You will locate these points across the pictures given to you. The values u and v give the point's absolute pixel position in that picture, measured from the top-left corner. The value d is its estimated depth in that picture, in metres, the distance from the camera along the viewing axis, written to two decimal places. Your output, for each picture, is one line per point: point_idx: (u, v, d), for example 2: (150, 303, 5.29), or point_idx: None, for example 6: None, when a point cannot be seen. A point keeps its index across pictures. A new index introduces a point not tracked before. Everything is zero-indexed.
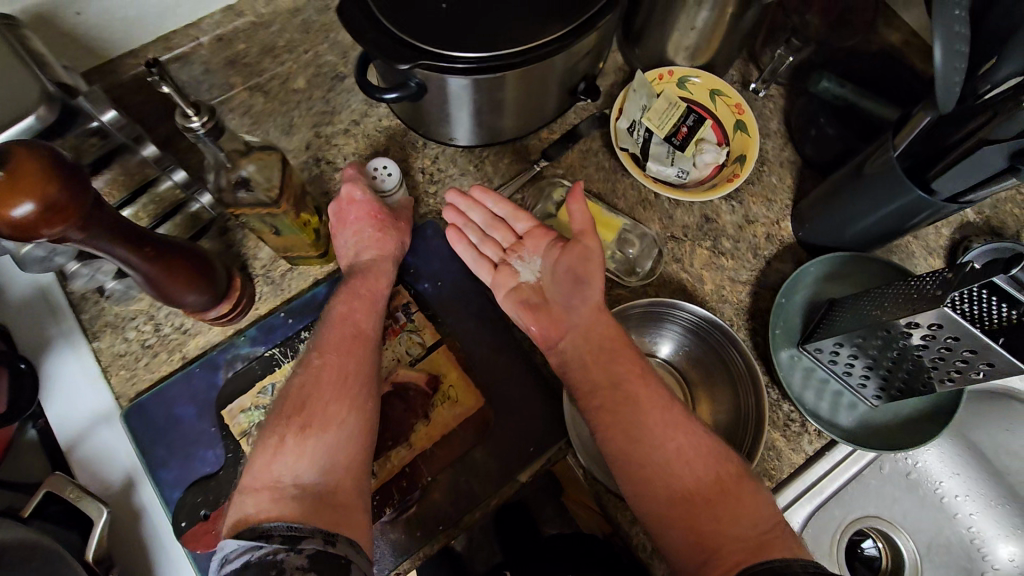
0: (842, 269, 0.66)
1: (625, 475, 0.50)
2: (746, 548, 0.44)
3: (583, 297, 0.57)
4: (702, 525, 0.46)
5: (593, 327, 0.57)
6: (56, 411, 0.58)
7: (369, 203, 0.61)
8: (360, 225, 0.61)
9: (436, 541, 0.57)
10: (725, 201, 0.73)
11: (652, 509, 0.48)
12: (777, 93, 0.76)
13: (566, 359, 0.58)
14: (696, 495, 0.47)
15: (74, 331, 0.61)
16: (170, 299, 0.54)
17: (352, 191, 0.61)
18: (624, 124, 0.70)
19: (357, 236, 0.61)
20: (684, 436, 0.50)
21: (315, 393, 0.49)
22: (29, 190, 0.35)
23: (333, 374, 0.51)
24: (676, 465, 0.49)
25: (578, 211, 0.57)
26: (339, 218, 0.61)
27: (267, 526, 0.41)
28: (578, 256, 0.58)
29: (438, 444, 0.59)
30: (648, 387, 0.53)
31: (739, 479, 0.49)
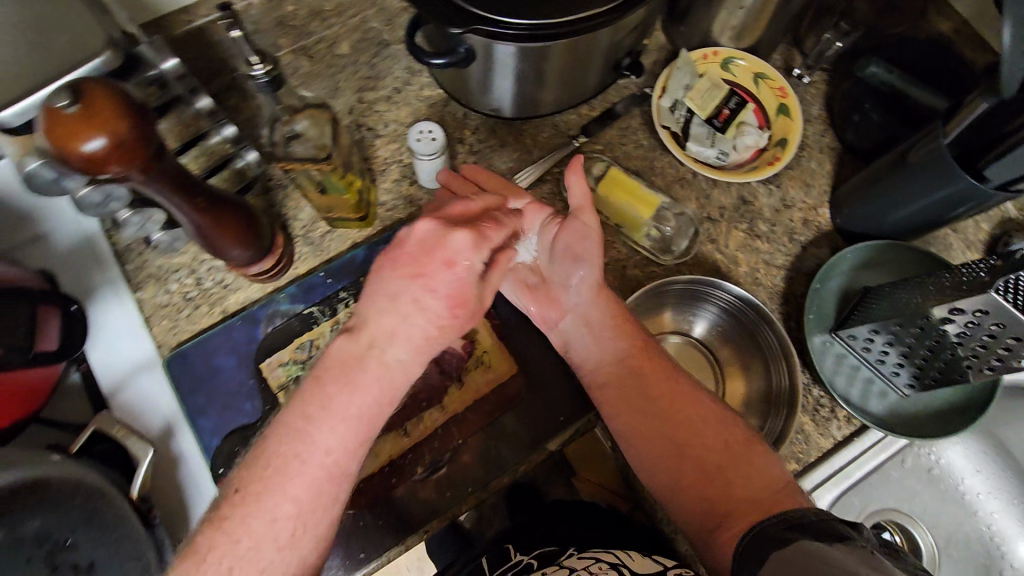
0: (880, 256, 0.66)
1: (635, 446, 0.53)
2: (756, 505, 0.46)
3: (580, 278, 0.57)
4: (711, 489, 0.49)
5: (594, 305, 0.57)
6: (99, 355, 0.61)
7: (468, 279, 0.45)
8: (435, 303, 0.44)
9: (465, 503, 0.58)
10: (763, 184, 0.72)
11: (663, 478, 0.51)
12: (819, 80, 0.74)
13: (568, 338, 0.59)
14: (704, 461, 0.50)
15: (118, 280, 0.63)
16: (216, 250, 0.55)
17: (467, 253, 0.45)
18: (666, 103, 0.71)
19: (408, 294, 0.44)
20: (689, 409, 0.53)
21: (237, 547, 0.40)
22: (102, 125, 0.36)
23: (275, 524, 0.41)
24: (680, 435, 0.52)
25: (575, 184, 0.55)
26: (434, 274, 0.44)
27: None
28: (577, 233, 0.56)
29: (470, 409, 0.60)
30: (652, 360, 0.56)
31: (748, 445, 0.51)
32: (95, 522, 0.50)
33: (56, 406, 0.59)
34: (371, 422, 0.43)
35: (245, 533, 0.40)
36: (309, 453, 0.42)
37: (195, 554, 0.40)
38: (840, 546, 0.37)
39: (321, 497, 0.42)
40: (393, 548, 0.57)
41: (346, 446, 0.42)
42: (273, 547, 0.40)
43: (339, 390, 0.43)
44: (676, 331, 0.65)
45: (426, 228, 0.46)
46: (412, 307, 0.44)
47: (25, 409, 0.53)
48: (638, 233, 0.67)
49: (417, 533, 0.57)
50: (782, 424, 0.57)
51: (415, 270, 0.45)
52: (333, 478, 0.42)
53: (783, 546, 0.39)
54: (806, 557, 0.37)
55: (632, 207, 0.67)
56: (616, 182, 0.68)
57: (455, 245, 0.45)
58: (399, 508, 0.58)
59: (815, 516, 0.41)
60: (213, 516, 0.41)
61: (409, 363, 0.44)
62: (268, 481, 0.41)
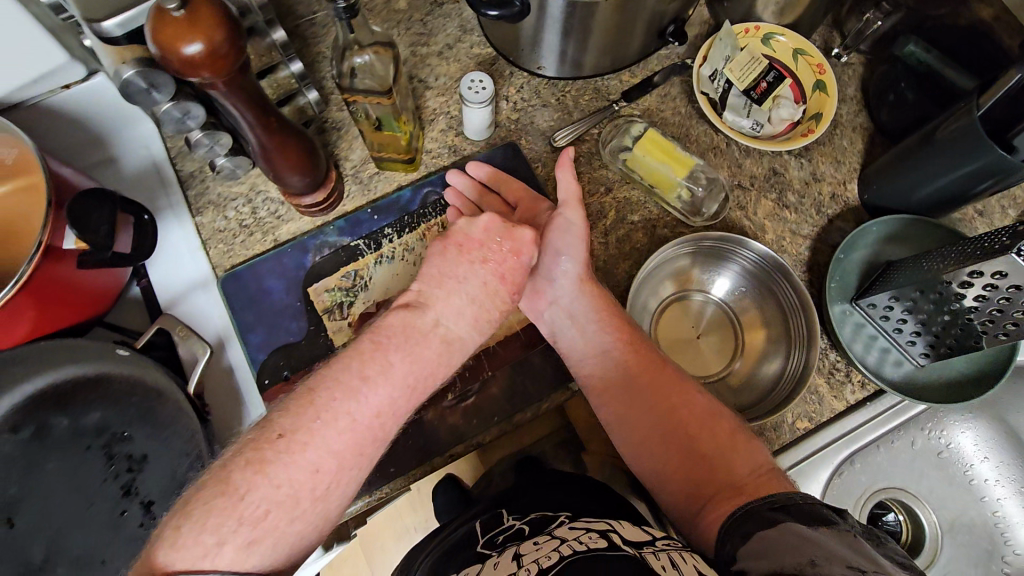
0: (904, 230, 0.68)
1: (623, 435, 0.56)
2: (737, 489, 0.48)
3: (564, 271, 0.60)
4: (697, 474, 0.51)
5: (578, 299, 0.60)
6: (159, 273, 0.65)
7: (524, 270, 0.53)
8: (499, 289, 0.52)
9: (490, 430, 0.62)
10: (795, 158, 0.74)
11: (652, 468, 0.54)
12: (856, 61, 0.77)
13: (556, 329, 0.61)
14: (689, 447, 0.53)
15: (180, 205, 0.67)
16: (277, 176, 0.59)
17: (529, 249, 0.53)
18: (706, 72, 0.73)
19: (484, 273, 0.52)
20: (675, 399, 0.55)
21: (277, 491, 0.41)
22: (201, 31, 0.40)
23: (315, 474, 0.43)
24: (666, 426, 0.54)
25: (564, 179, 0.60)
26: (501, 263, 0.52)
27: None
28: (559, 227, 0.59)
29: (501, 344, 0.64)
30: (639, 352, 0.58)
31: (733, 436, 0.53)
32: (151, 418, 0.57)
33: (120, 313, 0.65)
34: (422, 389, 0.48)
35: (285, 478, 0.42)
36: (359, 410, 0.45)
37: (232, 488, 0.40)
38: (826, 530, 0.40)
39: (361, 455, 0.45)
40: (420, 467, 0.61)
41: (393, 410, 0.46)
42: (309, 497, 0.42)
43: (401, 358, 0.47)
44: (701, 289, 0.68)
45: (490, 223, 0.54)
46: (478, 289, 0.51)
47: (95, 309, 0.59)
48: (669, 193, 0.70)
49: (442, 456, 0.62)
50: (804, 365, 0.60)
51: (481, 257, 0.52)
52: (375, 437, 0.45)
53: (769, 528, 0.42)
54: (795, 537, 0.39)
55: (668, 167, 0.70)
56: (653, 144, 0.70)
57: (521, 239, 0.53)
58: (428, 430, 0.61)
59: (794, 496, 0.44)
60: (252, 455, 0.42)
61: (467, 342, 0.51)
62: (316, 428, 0.43)
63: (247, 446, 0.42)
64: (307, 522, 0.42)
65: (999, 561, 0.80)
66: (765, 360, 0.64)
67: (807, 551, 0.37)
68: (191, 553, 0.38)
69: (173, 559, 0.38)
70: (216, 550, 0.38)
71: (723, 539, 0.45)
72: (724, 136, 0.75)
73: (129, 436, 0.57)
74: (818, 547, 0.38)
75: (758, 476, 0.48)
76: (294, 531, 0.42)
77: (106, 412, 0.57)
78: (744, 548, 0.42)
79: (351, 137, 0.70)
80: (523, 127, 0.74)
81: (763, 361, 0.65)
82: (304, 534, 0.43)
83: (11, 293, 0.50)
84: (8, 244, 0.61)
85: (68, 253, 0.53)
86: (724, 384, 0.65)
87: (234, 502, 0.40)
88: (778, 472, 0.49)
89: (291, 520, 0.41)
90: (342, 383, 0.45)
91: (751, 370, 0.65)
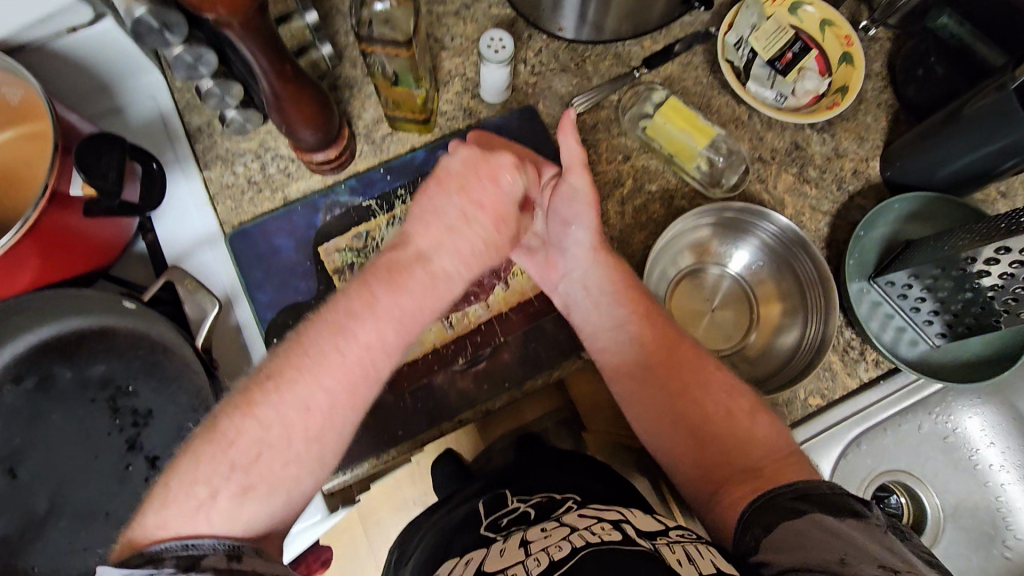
0: (927, 209, 0.66)
1: (638, 413, 0.56)
2: (754, 474, 0.48)
3: (576, 240, 0.59)
4: (713, 455, 0.51)
5: (593, 270, 0.59)
6: (165, 226, 0.64)
7: (509, 194, 0.48)
8: (481, 216, 0.46)
9: (501, 396, 0.62)
10: (817, 132, 0.73)
11: (666, 447, 0.54)
12: (883, 36, 0.75)
13: (570, 300, 0.61)
14: (705, 428, 0.53)
15: (188, 158, 0.65)
16: (289, 129, 0.57)
17: (507, 171, 0.47)
18: (732, 40, 0.71)
19: (464, 205, 0.46)
20: (695, 377, 0.55)
21: (266, 434, 0.40)
22: None
23: (309, 412, 0.41)
24: (685, 406, 0.54)
25: (567, 146, 0.54)
26: (479, 190, 0.46)
27: (158, 548, 0.37)
28: (567, 195, 0.57)
29: (513, 310, 0.64)
30: (659, 328, 0.57)
31: (751, 415, 0.53)
32: (157, 372, 0.56)
33: (125, 267, 0.63)
34: (410, 325, 0.44)
35: (275, 420, 0.41)
36: (347, 347, 0.42)
37: (220, 435, 0.40)
38: (854, 523, 0.40)
39: (353, 396, 0.43)
40: (429, 430, 0.61)
41: (382, 349, 0.43)
42: (302, 441, 0.41)
43: (386, 294, 0.43)
44: (718, 262, 0.66)
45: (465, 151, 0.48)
46: (458, 218, 0.46)
47: (100, 260, 0.58)
48: (689, 163, 0.69)
49: (451, 420, 0.61)
50: (824, 330, 0.60)
51: (458, 186, 0.47)
52: (366, 378, 0.43)
53: (796, 518, 0.41)
54: (822, 531, 0.39)
55: (689, 136, 0.68)
56: (674, 111, 0.69)
57: (496, 162, 0.48)
58: (439, 393, 0.61)
59: (820, 487, 0.43)
60: (239, 399, 0.41)
61: (455, 277, 0.46)
62: (307, 365, 0.41)
63: (237, 391, 0.42)
64: (304, 469, 0.42)
65: (999, 545, 0.80)
66: (780, 331, 0.64)
67: (839, 547, 0.38)
68: (186, 505, 0.38)
69: (160, 521, 0.38)
70: (210, 502, 0.39)
71: (744, 527, 0.44)
72: (746, 108, 0.73)
73: (134, 390, 0.57)
74: (848, 545, 0.38)
75: (777, 462, 0.48)
76: (290, 477, 0.42)
77: (111, 364, 0.56)
78: (768, 538, 0.42)
79: (364, 95, 0.68)
80: (541, 91, 0.72)
81: (778, 333, 0.64)
82: (301, 479, 0.42)
83: (17, 239, 0.48)
84: (11, 193, 0.59)
85: (75, 201, 0.51)
86: (740, 356, 0.64)
87: (222, 448, 0.40)
88: (798, 456, 0.49)
89: (286, 467, 0.41)
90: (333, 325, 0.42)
91: (769, 341, 0.64)
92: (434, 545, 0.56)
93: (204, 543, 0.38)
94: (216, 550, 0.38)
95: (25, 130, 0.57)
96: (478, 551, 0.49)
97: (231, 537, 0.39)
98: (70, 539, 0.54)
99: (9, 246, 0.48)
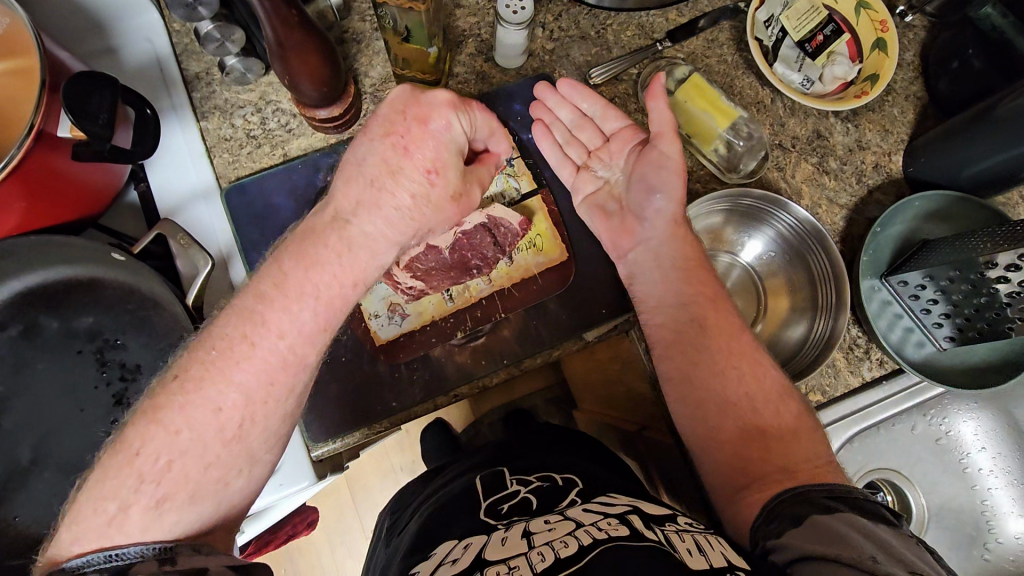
0: (948, 209, 0.64)
1: (680, 396, 0.57)
2: (789, 476, 0.50)
3: (657, 210, 0.58)
4: (751, 452, 0.53)
5: (667, 243, 0.59)
6: (159, 176, 0.61)
7: (444, 140, 0.47)
8: (405, 165, 0.45)
9: (499, 372, 0.61)
10: (842, 121, 0.70)
11: (701, 434, 0.56)
12: (919, 24, 0.72)
13: (635, 270, 0.61)
14: (750, 421, 0.54)
15: (184, 105, 0.62)
16: (291, 82, 0.54)
17: (439, 113, 0.47)
18: (762, 17, 0.67)
19: (387, 155, 0.46)
20: (748, 368, 0.56)
21: (175, 439, 0.41)
22: None
23: (220, 413, 0.42)
24: (732, 395, 0.55)
25: (657, 110, 0.55)
26: (405, 135, 0.45)
27: (77, 563, 0.37)
28: (653, 162, 0.57)
29: (516, 287, 0.62)
30: (722, 313, 0.58)
31: (797, 419, 0.55)
32: (147, 327, 0.55)
33: (116, 217, 0.61)
34: (337, 304, 0.45)
35: (182, 423, 0.41)
36: (259, 334, 0.43)
37: (127, 445, 0.41)
38: (883, 526, 0.44)
39: (274, 386, 0.44)
40: (423, 403, 0.60)
41: (301, 328, 0.44)
42: (216, 440, 0.42)
43: (295, 267, 0.44)
44: (728, 251, 0.66)
45: (396, 93, 0.47)
46: (379, 168, 0.46)
47: (90, 209, 0.56)
48: (707, 145, 0.66)
49: (447, 394, 0.60)
50: (832, 327, 0.58)
51: (385, 131, 0.46)
52: (282, 361, 0.44)
53: (824, 513, 0.45)
54: (850, 527, 0.43)
55: (710, 116, 0.66)
56: (697, 89, 0.66)
57: (429, 102, 0.47)
58: (435, 366, 0.60)
59: (851, 492, 0.47)
60: (147, 405, 0.42)
61: (376, 233, 0.46)
62: (255, 313, 0.43)
63: (147, 396, 0.43)
64: (229, 469, 0.43)
65: (980, 547, 0.81)
66: (785, 326, 0.64)
67: (869, 549, 0.41)
68: (95, 523, 0.39)
69: (71, 540, 0.39)
70: (122, 516, 0.39)
71: (768, 519, 0.47)
72: (770, 91, 0.70)
73: (122, 344, 0.55)
74: (878, 542, 0.42)
75: (816, 468, 0.50)
76: (214, 478, 0.42)
77: (99, 316, 0.55)
78: (794, 531, 0.45)
79: (372, 51, 0.65)
80: (558, 59, 0.69)
81: (783, 327, 0.64)
82: (227, 478, 0.43)
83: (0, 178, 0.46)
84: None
85: (63, 142, 0.49)
86: None
87: (129, 458, 0.40)
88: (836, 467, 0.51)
89: (206, 467, 0.42)
90: (329, 300, 0.45)
91: (774, 333, 0.64)
92: (436, 529, 0.62)
93: (130, 551, 0.39)
94: (143, 556, 0.39)
95: (11, 66, 0.53)
96: (478, 539, 0.55)
97: (160, 539, 0.40)
98: (53, 491, 0.53)
99: None
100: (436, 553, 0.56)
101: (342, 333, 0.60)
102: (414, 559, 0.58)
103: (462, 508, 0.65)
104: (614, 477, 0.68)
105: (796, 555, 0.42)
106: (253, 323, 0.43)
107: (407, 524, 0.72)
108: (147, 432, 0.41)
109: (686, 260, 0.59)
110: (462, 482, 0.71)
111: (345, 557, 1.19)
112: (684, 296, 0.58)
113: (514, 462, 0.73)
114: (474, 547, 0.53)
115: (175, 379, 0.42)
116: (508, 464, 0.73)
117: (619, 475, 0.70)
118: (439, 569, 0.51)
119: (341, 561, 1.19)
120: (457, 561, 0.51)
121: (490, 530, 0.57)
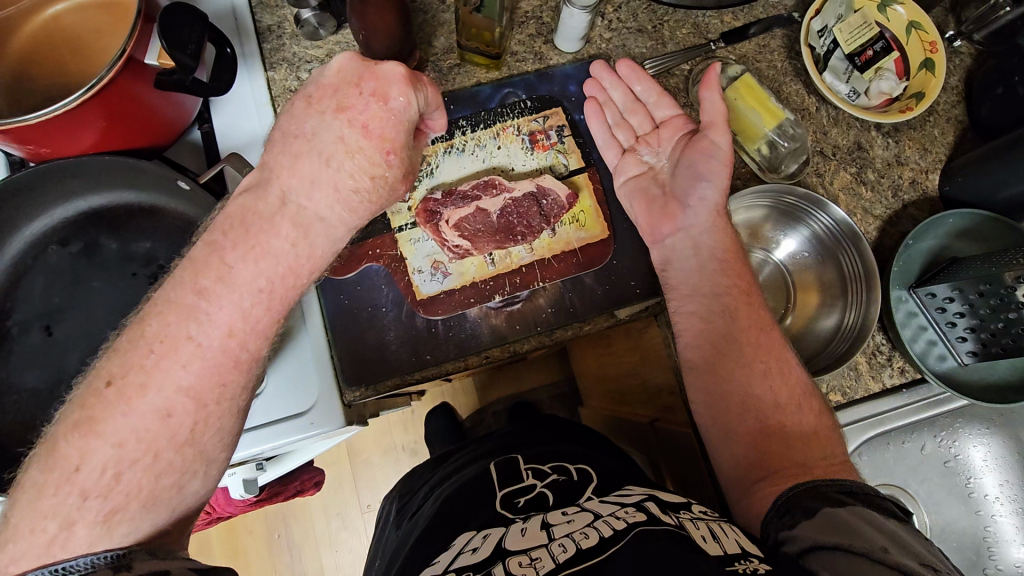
0: (980, 229, 0.65)
1: (702, 387, 0.59)
2: (807, 471, 0.51)
3: (702, 198, 0.60)
4: (771, 447, 0.54)
5: (710, 232, 0.61)
6: (223, 118, 0.63)
7: (402, 119, 0.45)
8: (364, 144, 0.44)
9: (532, 338, 0.64)
10: (882, 136, 0.72)
11: (721, 423, 0.57)
12: (965, 52, 0.74)
13: (670, 254, 0.63)
14: (771, 418, 0.55)
15: (254, 56, 0.65)
16: (365, 39, 0.57)
17: (398, 88, 0.45)
18: (816, 26, 0.70)
19: (342, 130, 0.44)
20: (775, 363, 0.57)
21: (119, 447, 0.38)
22: None
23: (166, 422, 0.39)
24: (759, 391, 0.56)
25: (709, 99, 0.60)
26: (363, 110, 0.44)
27: None
28: (702, 151, 0.60)
29: (556, 257, 0.65)
30: (753, 308, 0.59)
31: (820, 416, 0.56)
32: None
33: (178, 153, 0.63)
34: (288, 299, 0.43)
35: (126, 434, 0.38)
36: (203, 333, 0.40)
37: (64, 458, 0.37)
38: (897, 523, 0.45)
39: None
40: (455, 360, 0.62)
41: (253, 326, 0.41)
42: (168, 447, 0.39)
43: (242, 259, 0.40)
44: (763, 247, 0.69)
45: (347, 62, 0.46)
46: (335, 144, 0.44)
47: (156, 140, 0.58)
48: (751, 143, 0.68)
49: (478, 354, 0.63)
50: (860, 324, 0.61)
51: (337, 105, 0.45)
52: (235, 359, 0.41)
53: (840, 507, 0.46)
54: (864, 522, 0.44)
55: (757, 115, 0.68)
56: (747, 88, 0.69)
57: (386, 76, 0.45)
58: (471, 326, 0.63)
59: (864, 490, 0.48)
60: (80, 415, 0.38)
61: (332, 216, 0.43)
62: (198, 311, 0.39)
63: (74, 406, 0.38)
64: (183, 473, 0.40)
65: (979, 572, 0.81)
66: (814, 321, 0.67)
67: (881, 541, 0.42)
68: (35, 543, 0.36)
69: (6, 560, 0.35)
70: (65, 533, 0.36)
71: (781, 511, 0.48)
72: (816, 99, 0.72)
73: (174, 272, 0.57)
74: (892, 537, 0.43)
75: (830, 467, 0.51)
76: (169, 484, 0.40)
77: (156, 244, 0.57)
78: (806, 522, 0.46)
79: (437, 23, 0.67)
80: (613, 49, 0.71)
81: (813, 323, 0.67)
82: (181, 483, 0.40)
83: (86, 97, 0.48)
84: (65, 61, 0.59)
85: (147, 70, 0.51)
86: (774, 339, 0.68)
87: (67, 475, 0.37)
88: (850, 468, 0.52)
89: (157, 475, 0.39)
90: None
91: (805, 326, 0.67)
92: (459, 511, 0.64)
93: (80, 562, 0.36)
94: (94, 567, 0.36)
95: (107, 2, 0.59)
96: (497, 529, 0.56)
97: (112, 546, 0.37)
98: None
99: (77, 102, 0.48)
100: (454, 544, 0.57)
101: (386, 286, 0.63)
102: (433, 546, 0.59)
103: (478, 496, 0.66)
104: (623, 466, 0.70)
105: (807, 544, 0.43)
106: (197, 320, 0.40)
107: (420, 508, 0.74)
108: (95, 426, 0.37)
109: (725, 252, 0.61)
110: (472, 470, 0.74)
111: (339, 530, 1.17)
112: (712, 287, 0.61)
113: (527, 450, 0.75)
114: (492, 537, 0.55)
115: (109, 388, 0.38)
116: (520, 452, 0.75)
117: (626, 465, 0.72)
118: (458, 559, 0.53)
119: (335, 533, 1.17)
120: (479, 549, 0.53)
121: (507, 522, 0.58)
